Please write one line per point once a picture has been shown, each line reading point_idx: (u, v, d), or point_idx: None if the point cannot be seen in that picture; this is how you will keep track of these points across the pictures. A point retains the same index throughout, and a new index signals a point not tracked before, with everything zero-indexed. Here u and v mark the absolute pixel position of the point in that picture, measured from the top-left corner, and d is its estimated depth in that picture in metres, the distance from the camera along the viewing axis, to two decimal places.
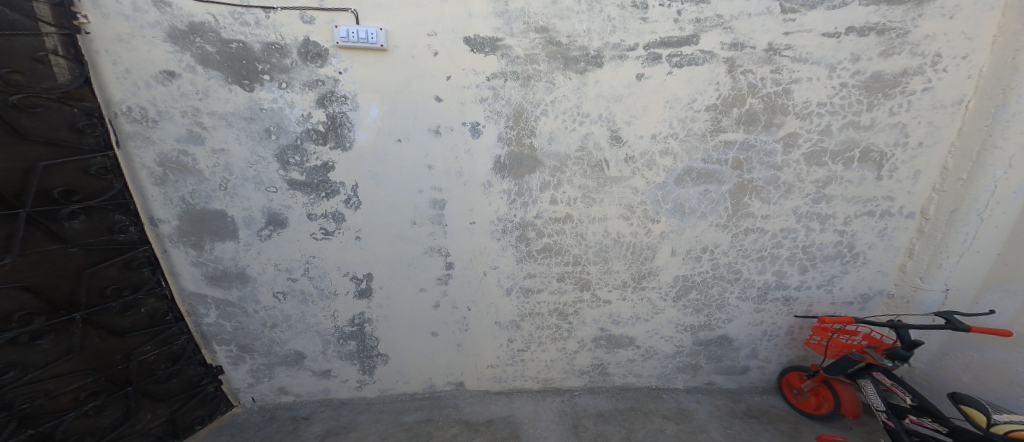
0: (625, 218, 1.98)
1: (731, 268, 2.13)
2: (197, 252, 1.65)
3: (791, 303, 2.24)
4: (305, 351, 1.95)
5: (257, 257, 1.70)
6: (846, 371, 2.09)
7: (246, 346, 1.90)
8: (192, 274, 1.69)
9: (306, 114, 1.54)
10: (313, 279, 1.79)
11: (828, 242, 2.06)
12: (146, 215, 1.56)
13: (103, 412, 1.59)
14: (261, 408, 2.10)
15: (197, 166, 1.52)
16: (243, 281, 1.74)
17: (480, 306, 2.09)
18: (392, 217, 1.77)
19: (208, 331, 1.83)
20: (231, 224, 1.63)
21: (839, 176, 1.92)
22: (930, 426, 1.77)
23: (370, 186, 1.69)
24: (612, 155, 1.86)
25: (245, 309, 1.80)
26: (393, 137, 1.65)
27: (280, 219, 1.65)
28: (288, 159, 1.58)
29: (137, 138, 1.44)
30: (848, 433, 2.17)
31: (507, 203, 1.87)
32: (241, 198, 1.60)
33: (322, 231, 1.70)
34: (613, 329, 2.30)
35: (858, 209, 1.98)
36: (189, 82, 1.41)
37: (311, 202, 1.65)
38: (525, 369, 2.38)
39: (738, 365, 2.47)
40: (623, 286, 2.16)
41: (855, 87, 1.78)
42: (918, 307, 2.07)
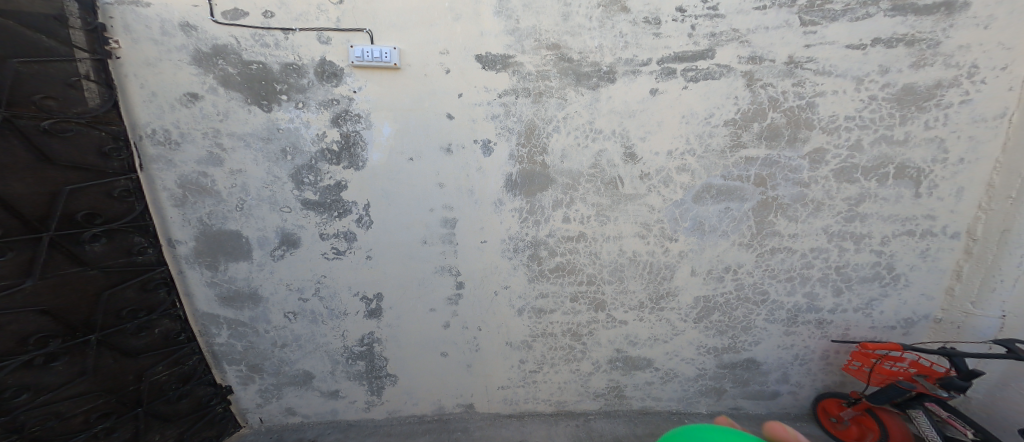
0: (641, 236, 1.91)
1: (757, 288, 2.02)
2: (212, 273, 1.68)
3: (826, 326, 2.09)
4: (314, 371, 1.93)
5: (270, 277, 1.71)
6: (894, 400, 1.92)
7: (256, 366, 1.90)
8: (206, 295, 1.72)
9: (321, 133, 1.56)
10: (324, 299, 1.78)
11: (864, 263, 1.94)
12: (165, 236, 1.60)
13: (113, 434, 1.59)
14: (268, 429, 2.08)
15: (216, 186, 1.55)
16: (255, 302, 1.75)
17: (491, 327, 2.03)
18: (403, 235, 1.76)
19: (219, 350, 1.85)
20: (245, 244, 1.65)
21: (873, 193, 1.81)
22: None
23: (382, 205, 1.69)
24: (627, 172, 1.81)
25: (256, 328, 1.81)
26: (405, 155, 1.66)
27: (293, 239, 1.67)
28: (303, 178, 1.60)
29: (160, 160, 1.50)
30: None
31: (519, 222, 1.84)
32: (255, 218, 1.62)
33: (334, 251, 1.71)
34: (630, 350, 2.20)
35: (896, 228, 1.86)
36: (211, 103, 1.46)
37: (324, 221, 1.66)
38: (537, 391, 2.29)
39: (767, 390, 2.32)
40: (639, 306, 2.07)
41: (886, 100, 1.69)
42: (970, 333, 1.89)
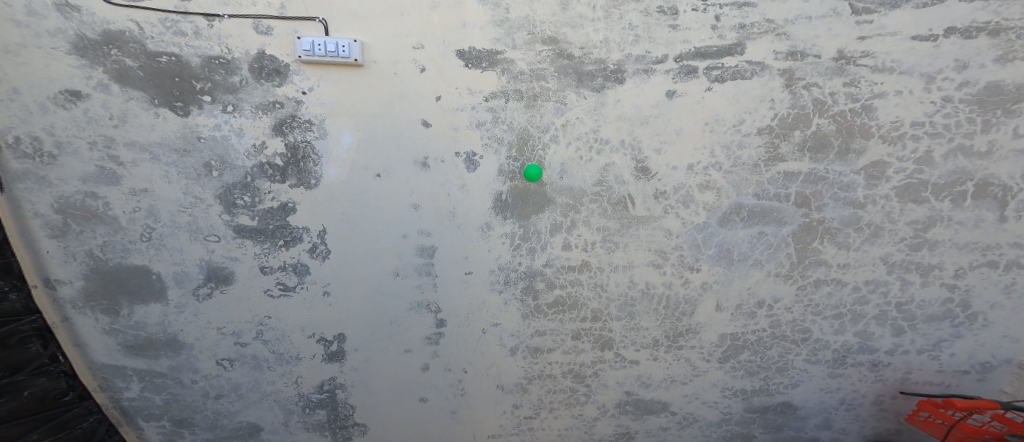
0: (655, 265, 1.60)
1: (796, 326, 1.65)
2: (111, 319, 1.35)
3: (880, 368, 1.69)
4: (262, 423, 1.59)
5: (193, 321, 1.41)
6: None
7: (183, 420, 1.52)
8: (104, 345, 1.37)
9: (258, 143, 1.31)
10: (269, 342, 1.49)
11: (931, 298, 1.54)
12: (40, 275, 1.25)
13: None
14: None
15: (110, 211, 1.26)
16: (175, 349, 1.43)
17: (479, 369, 1.73)
18: (370, 266, 1.49)
19: (131, 406, 1.46)
20: (156, 282, 1.35)
21: (945, 215, 1.44)
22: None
23: (342, 231, 1.43)
24: (638, 190, 1.51)
25: (180, 379, 1.47)
26: (371, 171, 1.40)
27: (223, 274, 1.39)
28: (235, 200, 1.34)
29: (28, 178, 1.18)
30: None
31: (510, 249, 1.54)
32: (172, 249, 1.34)
33: (281, 287, 1.44)
34: (641, 392, 1.87)
35: (974, 258, 1.48)
36: (100, 103, 1.18)
37: (266, 252, 1.40)
38: (534, 439, 1.97)
39: (804, 436, 1.92)
40: (653, 344, 1.74)
41: (963, 102, 1.36)
42: None
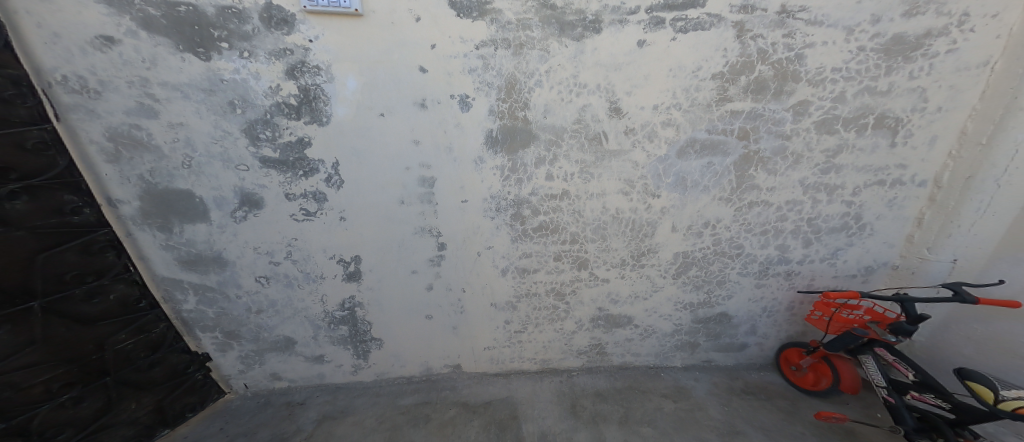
0: (624, 193, 1.90)
1: (733, 242, 2.03)
2: (166, 235, 1.66)
3: (793, 277, 2.13)
4: (296, 336, 2.01)
5: (233, 240, 1.72)
6: (847, 346, 2.01)
7: (231, 332, 1.95)
8: (164, 258, 1.71)
9: (275, 86, 1.48)
10: (297, 262, 1.82)
11: (835, 213, 1.94)
12: (103, 195, 1.53)
13: (81, 404, 1.60)
14: (254, 394, 2.18)
15: (153, 140, 1.49)
16: (221, 266, 1.77)
17: (475, 288, 2.03)
18: (379, 196, 1.74)
19: (189, 317, 1.87)
20: (200, 205, 1.63)
21: (851, 143, 1.79)
22: (934, 402, 1.70)
23: (352, 163, 1.65)
24: (611, 127, 1.76)
25: (226, 294, 1.84)
26: (375, 110, 1.57)
27: (254, 199, 1.66)
28: (258, 134, 1.55)
29: (79, 110, 1.39)
30: (845, 409, 2.14)
31: (500, 180, 1.79)
32: (209, 177, 1.59)
33: (303, 212, 1.71)
34: (611, 307, 2.25)
35: (868, 178, 1.86)
36: (132, 48, 1.35)
37: (289, 181, 1.65)
38: (522, 350, 2.37)
39: (736, 342, 2.43)
40: (621, 264, 2.09)
41: (874, 51, 1.64)
42: (923, 278, 1.96)
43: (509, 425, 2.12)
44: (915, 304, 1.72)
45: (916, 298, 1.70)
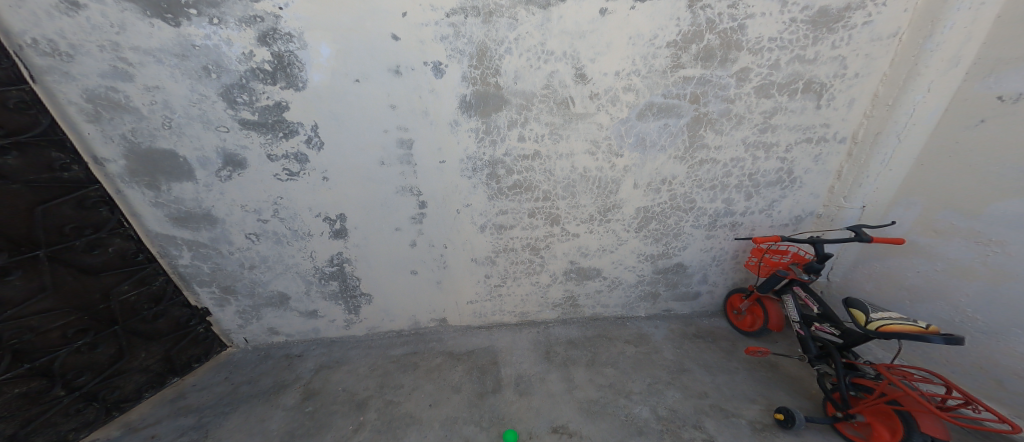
0: (590, 153, 2.12)
1: (687, 197, 2.29)
2: (154, 193, 1.90)
3: (737, 228, 2.44)
4: (289, 291, 2.31)
5: (221, 198, 1.97)
6: (774, 288, 2.34)
7: (228, 288, 2.24)
8: (155, 215, 1.95)
9: (248, 52, 1.65)
10: (285, 220, 2.08)
11: (771, 169, 2.22)
12: (89, 154, 1.75)
13: (97, 349, 1.87)
14: (255, 348, 2.52)
15: (130, 102, 1.68)
16: (211, 223, 2.02)
17: (455, 244, 2.30)
18: (360, 157, 1.97)
19: (186, 273, 2.15)
20: (184, 164, 1.86)
21: (784, 106, 2.05)
22: (828, 331, 1.99)
23: (331, 126, 1.86)
24: (577, 92, 1.94)
25: (219, 250, 2.10)
26: (350, 77, 1.76)
27: (237, 159, 1.88)
28: (235, 98, 1.74)
29: (55, 72, 1.57)
30: (772, 346, 2.52)
31: (475, 141, 2.00)
32: (191, 137, 1.80)
33: (287, 172, 1.95)
34: (582, 261, 2.50)
35: (798, 136, 2.13)
36: (100, 13, 1.51)
37: (269, 142, 1.86)
38: (502, 304, 2.63)
39: (691, 290, 2.75)
40: (590, 219, 2.33)
41: (804, 22, 1.85)
42: (839, 223, 2.31)
43: (488, 369, 2.39)
44: (824, 244, 2.03)
45: (825, 240, 2.00)
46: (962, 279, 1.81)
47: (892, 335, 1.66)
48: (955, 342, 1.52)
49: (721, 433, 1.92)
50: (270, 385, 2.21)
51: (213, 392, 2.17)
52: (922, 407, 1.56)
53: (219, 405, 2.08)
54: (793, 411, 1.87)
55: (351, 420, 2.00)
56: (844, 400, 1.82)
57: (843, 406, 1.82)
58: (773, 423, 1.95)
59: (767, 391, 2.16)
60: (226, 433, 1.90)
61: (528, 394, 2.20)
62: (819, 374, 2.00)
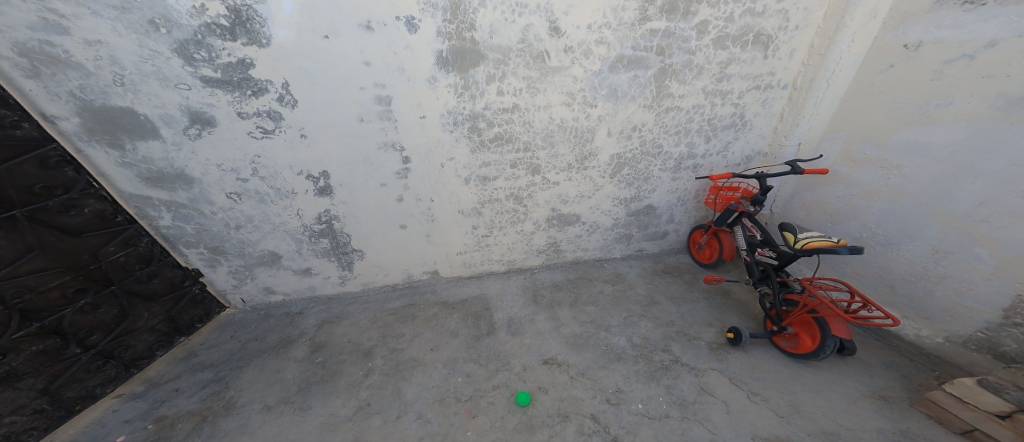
0: (567, 104, 2.27)
1: (655, 143, 2.52)
2: (119, 152, 1.90)
3: (699, 170, 2.73)
4: (279, 251, 2.45)
5: (194, 157, 2.01)
6: (728, 222, 2.69)
7: (217, 248, 2.34)
8: (124, 176, 1.97)
9: (199, 6, 1.64)
10: (265, 179, 2.18)
11: (726, 114, 2.48)
12: (37, 111, 1.70)
13: (100, 309, 1.95)
14: (253, 308, 2.66)
15: (71, 57, 1.63)
16: (187, 183, 2.08)
17: (441, 197, 2.47)
18: (338, 114, 2.05)
19: (169, 233, 2.20)
20: (147, 122, 1.85)
21: (738, 57, 2.27)
22: (767, 254, 2.35)
23: (304, 84, 1.91)
24: (552, 46, 2.05)
25: (201, 210, 2.19)
26: (319, 33, 1.80)
27: (205, 117, 1.90)
28: (192, 54, 1.73)
29: None
30: (726, 274, 2.92)
31: (455, 97, 2.11)
32: (149, 95, 1.79)
33: (261, 130, 2.00)
34: (562, 208, 2.72)
35: (749, 84, 2.39)
36: None
37: (237, 100, 1.89)
38: (490, 253, 2.84)
39: (660, 230, 3.08)
40: (568, 168, 2.53)
41: None
42: (779, 160, 2.68)
43: (482, 314, 2.59)
44: (767, 179, 2.35)
45: (768, 174, 2.31)
46: (869, 200, 2.20)
47: (813, 251, 1.99)
48: (857, 251, 1.88)
49: (684, 353, 2.23)
50: (277, 341, 2.37)
51: (223, 349, 2.31)
52: (831, 312, 1.93)
53: (232, 360, 2.23)
54: (741, 330, 2.21)
55: (361, 367, 2.17)
56: (777, 314, 2.20)
57: (776, 320, 2.20)
58: (725, 343, 2.29)
59: (720, 316, 2.50)
60: (247, 383, 2.07)
61: (520, 334, 2.42)
62: (760, 294, 2.37)
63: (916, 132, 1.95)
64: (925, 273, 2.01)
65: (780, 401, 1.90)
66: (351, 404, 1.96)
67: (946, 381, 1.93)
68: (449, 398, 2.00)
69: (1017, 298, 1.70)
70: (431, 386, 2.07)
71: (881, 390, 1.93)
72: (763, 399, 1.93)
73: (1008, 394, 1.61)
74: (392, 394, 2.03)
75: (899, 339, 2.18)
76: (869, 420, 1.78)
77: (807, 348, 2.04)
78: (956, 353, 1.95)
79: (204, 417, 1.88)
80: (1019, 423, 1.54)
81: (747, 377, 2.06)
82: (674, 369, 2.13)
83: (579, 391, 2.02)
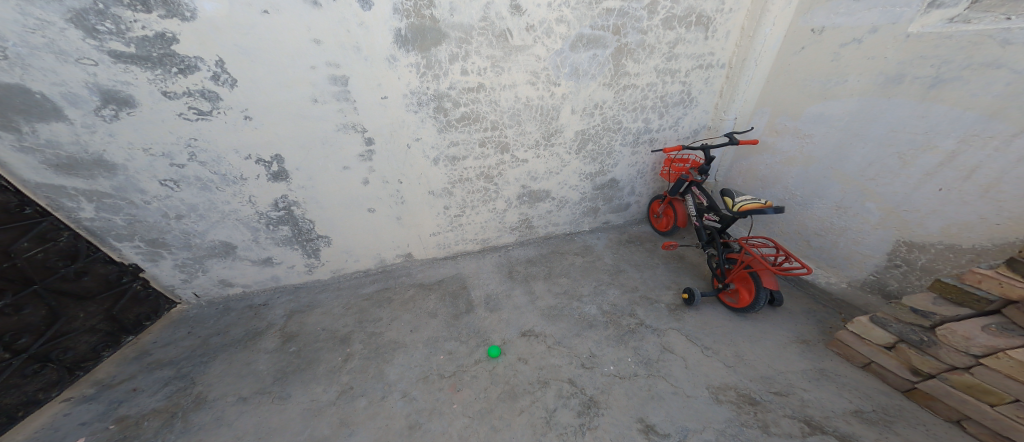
0: (532, 84, 2.33)
1: (615, 120, 2.70)
2: (16, 136, 1.63)
3: (654, 144, 2.98)
4: (233, 240, 2.28)
5: (112, 141, 1.78)
6: (681, 191, 2.96)
7: (156, 241, 2.12)
8: (26, 163, 1.70)
9: None
10: (206, 164, 1.97)
11: (675, 91, 2.72)
12: None
13: (25, 311, 1.72)
14: (209, 303, 2.50)
15: None
16: (109, 171, 1.84)
17: (410, 179, 2.42)
18: (286, 94, 1.91)
19: (94, 227, 1.96)
20: (46, 102, 1.60)
21: (683, 38, 2.49)
22: (711, 219, 2.59)
23: (244, 62, 1.76)
24: (514, 24, 2.09)
25: (131, 200, 1.95)
26: (257, 8, 1.66)
27: (121, 97, 1.68)
28: (94, 26, 1.52)
29: None
30: (680, 240, 3.23)
31: (417, 76, 2.07)
32: (43, 70, 1.55)
33: (195, 112, 1.81)
34: (532, 185, 2.81)
35: (693, 64, 2.65)
36: None
37: (160, 78, 1.69)
38: (464, 233, 2.87)
39: (623, 202, 3.31)
40: (536, 145, 2.61)
41: None
42: (720, 133, 3.01)
43: (459, 293, 2.61)
44: (711, 150, 2.62)
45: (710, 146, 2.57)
46: (789, 165, 2.53)
47: (746, 213, 2.23)
48: (781, 211, 2.10)
49: (648, 316, 2.40)
50: (243, 333, 2.27)
51: (180, 347, 2.17)
52: (762, 266, 2.17)
53: (193, 357, 2.12)
54: (694, 291, 2.40)
55: (339, 353, 2.13)
56: (720, 272, 2.44)
57: (720, 277, 2.43)
58: (681, 303, 2.51)
59: (677, 278, 2.75)
60: (215, 377, 1.98)
61: (498, 310, 2.47)
62: (708, 255, 2.63)
63: (821, 105, 2.24)
64: (832, 227, 2.34)
65: (726, 352, 2.12)
66: (333, 389, 1.93)
67: (849, 321, 2.28)
68: (433, 376, 2.01)
69: (897, 243, 2.03)
70: (413, 366, 2.06)
71: (802, 334, 2.22)
72: (714, 351, 2.12)
73: (892, 327, 1.82)
74: (375, 377, 2.00)
75: (814, 286, 2.53)
76: (795, 362, 2.03)
77: (746, 301, 2.29)
78: (856, 295, 2.30)
79: (173, 413, 1.79)
80: (902, 352, 1.79)
81: (700, 334, 2.25)
82: (640, 332, 2.28)
83: (557, 358, 2.11)
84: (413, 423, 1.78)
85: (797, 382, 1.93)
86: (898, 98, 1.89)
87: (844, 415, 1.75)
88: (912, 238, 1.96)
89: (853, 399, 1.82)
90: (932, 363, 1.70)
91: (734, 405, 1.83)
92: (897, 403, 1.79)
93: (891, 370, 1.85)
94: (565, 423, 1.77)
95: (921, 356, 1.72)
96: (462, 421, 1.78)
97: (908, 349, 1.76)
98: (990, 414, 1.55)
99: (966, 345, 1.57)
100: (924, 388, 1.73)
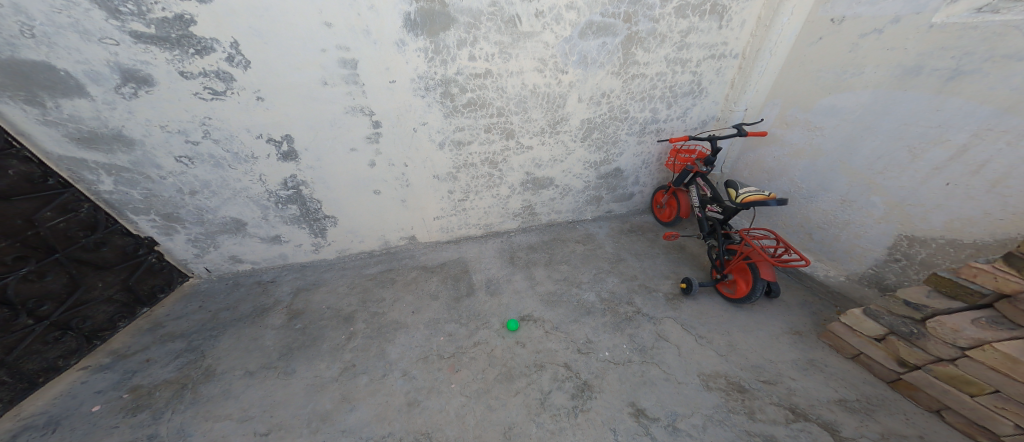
0: (539, 71, 2.32)
1: (622, 109, 2.67)
2: (41, 110, 1.71)
3: (661, 134, 2.94)
4: (243, 217, 2.35)
5: (131, 118, 1.84)
6: (685, 182, 2.93)
7: (171, 215, 2.21)
8: (50, 136, 1.78)
9: None
10: (219, 142, 2.04)
11: (685, 81, 2.67)
12: None
13: (47, 277, 1.83)
14: (220, 277, 2.60)
15: None
16: (128, 146, 1.91)
17: (416, 162, 2.46)
18: (296, 77, 1.94)
19: (113, 200, 2.05)
20: (70, 79, 1.67)
21: (696, 26, 2.43)
22: (714, 210, 2.56)
23: (256, 44, 1.79)
24: (524, 10, 2.07)
25: (147, 175, 2.03)
26: None
27: (141, 76, 1.74)
28: (117, 6, 1.57)
29: None
30: (683, 231, 3.21)
31: (425, 61, 2.08)
32: (68, 49, 1.61)
33: (209, 92, 1.86)
34: (536, 172, 2.82)
35: (705, 53, 2.59)
36: None
37: (178, 58, 1.73)
38: (467, 217, 2.90)
39: (627, 192, 3.29)
40: (541, 132, 2.61)
41: None
42: (728, 124, 2.96)
43: (461, 277, 2.66)
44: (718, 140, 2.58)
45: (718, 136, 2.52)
46: (796, 158, 2.48)
47: (749, 205, 2.19)
48: (784, 203, 2.07)
49: (645, 305, 2.41)
50: (251, 309, 2.36)
51: (192, 320, 2.28)
52: (761, 257, 2.15)
53: (204, 330, 2.22)
54: (692, 280, 2.40)
55: (342, 331, 2.20)
56: (721, 262, 2.42)
57: (720, 268, 2.42)
58: (678, 293, 2.51)
59: (676, 268, 2.75)
60: (225, 351, 2.08)
61: (498, 294, 2.51)
62: (708, 247, 2.61)
63: (833, 98, 2.18)
64: (836, 221, 2.29)
65: (719, 341, 2.12)
66: (336, 365, 2.00)
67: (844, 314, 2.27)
68: (432, 356, 2.07)
69: (899, 237, 1.99)
70: (413, 346, 2.12)
71: (796, 325, 2.20)
72: (708, 341, 2.13)
73: (884, 319, 1.80)
74: (377, 355, 2.06)
75: (812, 279, 2.51)
76: (786, 352, 2.03)
77: (744, 292, 2.28)
78: (853, 289, 2.28)
79: (184, 384, 1.89)
80: (891, 344, 1.78)
81: (695, 323, 2.26)
82: (636, 320, 2.29)
83: (553, 343, 2.15)
84: (411, 400, 1.84)
85: (786, 371, 1.93)
86: (914, 91, 1.83)
87: (828, 404, 1.76)
88: (914, 232, 1.93)
89: (839, 388, 1.82)
90: (919, 355, 1.69)
91: (723, 392, 1.85)
92: (882, 394, 1.79)
93: (878, 361, 1.84)
94: (558, 404, 1.82)
95: (909, 348, 1.71)
96: (459, 400, 1.84)
97: (898, 341, 1.74)
98: (968, 405, 1.56)
99: (954, 338, 1.56)
100: (909, 379, 1.73)
